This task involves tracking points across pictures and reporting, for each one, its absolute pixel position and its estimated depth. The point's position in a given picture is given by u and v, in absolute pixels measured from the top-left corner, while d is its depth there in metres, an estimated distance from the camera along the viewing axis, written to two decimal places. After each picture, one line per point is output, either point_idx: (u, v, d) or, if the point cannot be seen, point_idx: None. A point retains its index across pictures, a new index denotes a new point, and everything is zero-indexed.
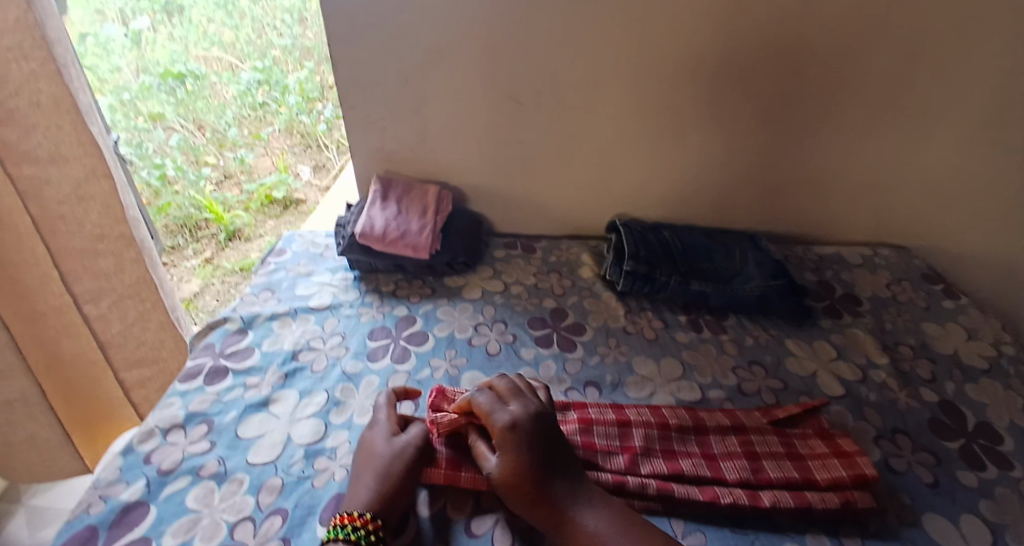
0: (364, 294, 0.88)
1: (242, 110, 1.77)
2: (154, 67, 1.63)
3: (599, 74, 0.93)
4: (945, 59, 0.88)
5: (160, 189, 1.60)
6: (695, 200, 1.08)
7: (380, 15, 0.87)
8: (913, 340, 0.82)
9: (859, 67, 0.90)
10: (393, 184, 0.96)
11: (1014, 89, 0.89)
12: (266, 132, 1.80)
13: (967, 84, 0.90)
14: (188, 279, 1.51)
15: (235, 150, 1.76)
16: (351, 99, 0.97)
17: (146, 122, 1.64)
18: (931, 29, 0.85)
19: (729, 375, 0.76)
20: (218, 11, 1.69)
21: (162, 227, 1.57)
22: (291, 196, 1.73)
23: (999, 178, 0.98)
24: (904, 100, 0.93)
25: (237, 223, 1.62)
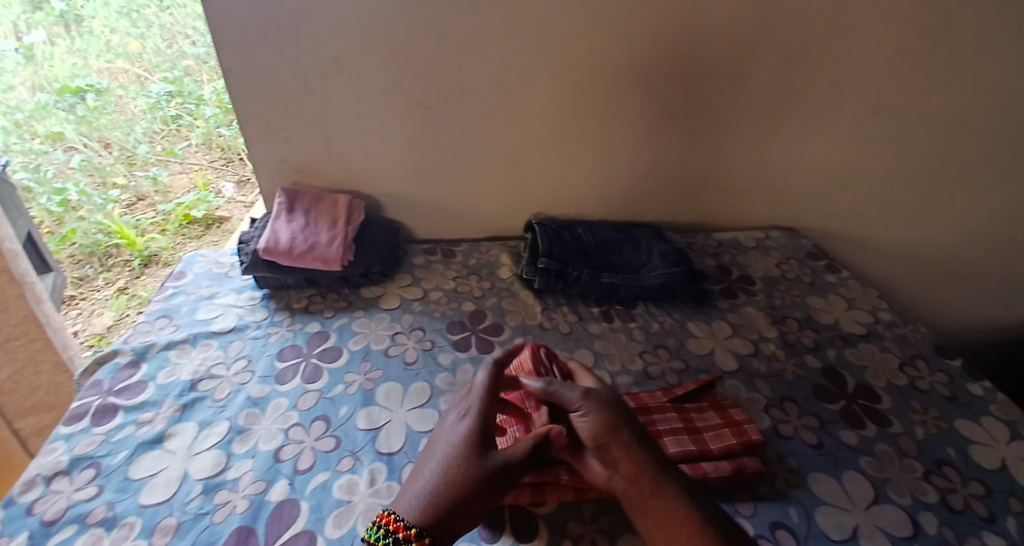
0: (273, 313, 0.86)
1: (153, 124, 1.66)
2: (51, 83, 1.53)
3: (504, 78, 0.95)
4: (813, 56, 0.97)
5: (63, 216, 1.46)
6: (607, 196, 1.13)
7: (273, 24, 0.84)
8: (799, 313, 0.89)
9: (743, 65, 0.97)
10: (299, 196, 0.94)
11: (871, 82, 0.99)
12: (181, 148, 1.68)
13: (835, 77, 0.99)
14: (100, 312, 1.38)
15: (147, 168, 1.62)
16: (249, 109, 0.93)
17: (44, 142, 1.52)
18: (800, 28, 0.93)
19: (637, 360, 0.80)
20: (121, 19, 1.61)
21: (68, 257, 1.44)
22: (213, 215, 1.59)
23: (866, 161, 1.10)
24: (784, 94, 1.01)
25: (153, 247, 1.49)
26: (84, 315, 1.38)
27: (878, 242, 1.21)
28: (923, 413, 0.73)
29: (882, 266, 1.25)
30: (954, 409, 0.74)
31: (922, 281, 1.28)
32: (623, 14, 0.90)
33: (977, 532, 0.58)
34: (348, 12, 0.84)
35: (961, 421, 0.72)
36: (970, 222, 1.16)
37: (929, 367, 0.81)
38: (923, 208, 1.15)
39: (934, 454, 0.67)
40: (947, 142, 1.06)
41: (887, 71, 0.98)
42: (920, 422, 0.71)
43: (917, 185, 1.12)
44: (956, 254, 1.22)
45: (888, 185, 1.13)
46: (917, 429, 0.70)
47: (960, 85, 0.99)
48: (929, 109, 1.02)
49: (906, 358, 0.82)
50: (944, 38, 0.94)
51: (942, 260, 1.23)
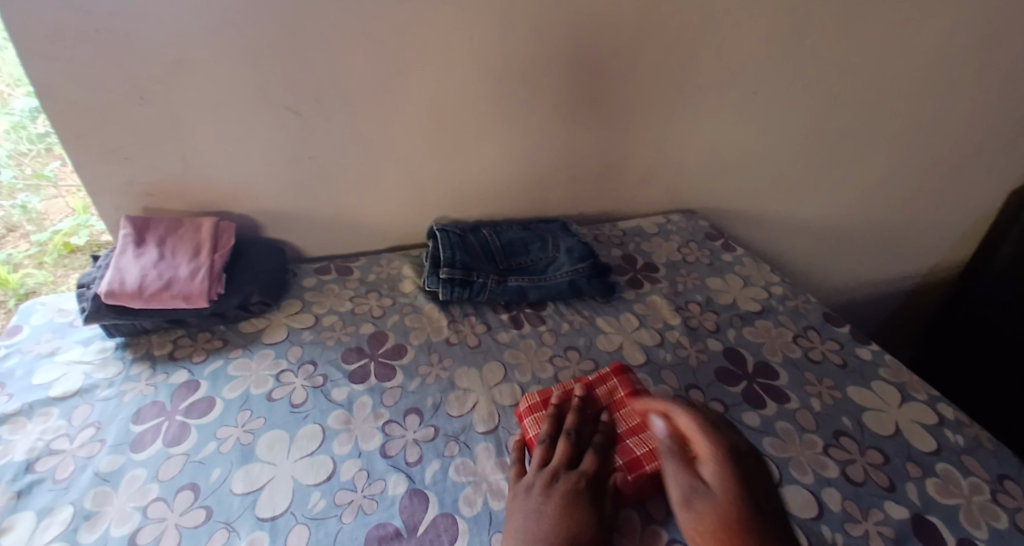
0: (130, 365, 0.74)
1: (18, 144, 1.17)
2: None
3: (382, 76, 0.87)
4: (692, 39, 0.97)
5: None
6: (510, 195, 1.10)
7: (87, 29, 0.71)
8: (700, 297, 0.90)
9: (630, 51, 0.95)
10: (150, 224, 0.81)
11: (747, 62, 1.02)
12: (53, 168, 1.21)
13: (717, 59, 1.00)
14: None
15: (13, 196, 1.23)
16: (77, 127, 0.79)
17: None
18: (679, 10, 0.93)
19: (546, 367, 0.77)
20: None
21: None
22: (99, 242, 1.28)
23: (751, 139, 1.14)
24: (672, 78, 1.01)
25: (31, 284, 1.23)
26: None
27: (770, 215, 1.28)
28: (818, 385, 0.76)
29: (776, 237, 1.32)
30: (846, 376, 0.77)
31: (811, 249, 1.36)
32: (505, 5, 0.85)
33: (878, 502, 0.60)
34: (185, 9, 0.73)
35: (852, 388, 0.75)
36: (843, 189, 1.26)
37: (820, 336, 0.84)
38: (804, 180, 1.23)
39: (832, 426, 0.69)
40: (818, 115, 1.12)
41: (760, 51, 1.01)
42: (816, 395, 0.74)
43: (797, 159, 1.19)
44: (836, 220, 1.31)
45: (773, 159, 1.18)
46: (814, 402, 0.73)
47: (824, 60, 1.04)
48: (797, 84, 1.07)
49: (800, 330, 0.85)
50: (807, 16, 0.98)
51: (825, 226, 1.32)
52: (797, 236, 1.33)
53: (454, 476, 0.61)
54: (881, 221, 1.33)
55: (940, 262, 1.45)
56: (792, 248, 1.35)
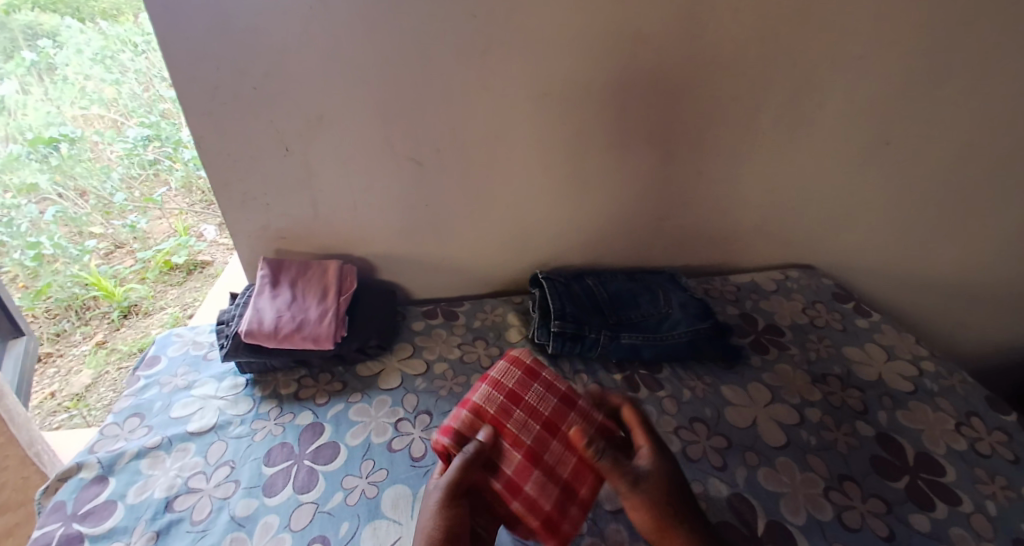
0: (259, 404, 0.77)
1: (130, 169, 1.51)
2: (22, 133, 1.31)
3: (501, 128, 0.88)
4: (822, 90, 0.92)
5: (36, 270, 1.35)
6: (616, 245, 1.07)
7: (248, 87, 0.77)
8: (838, 369, 0.83)
9: (750, 102, 0.92)
10: (283, 267, 0.86)
11: (882, 114, 0.95)
12: (160, 194, 1.56)
13: (846, 110, 0.95)
14: (78, 371, 1.30)
15: (124, 217, 1.51)
16: (226, 176, 0.85)
17: (14, 196, 1.33)
18: (807, 60, 0.89)
19: (673, 439, 0.71)
20: (95, 66, 1.39)
21: (42, 313, 1.36)
22: (194, 259, 1.54)
23: (880, 194, 1.05)
24: (793, 130, 0.96)
25: (133, 296, 1.43)
26: (61, 373, 1.30)
27: (894, 274, 1.17)
28: (990, 483, 0.66)
29: (899, 297, 1.21)
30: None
31: (943, 310, 1.23)
32: (628, 60, 0.85)
33: None
34: (331, 69, 0.77)
35: None
36: (987, 248, 1.13)
37: (986, 425, 0.74)
38: (939, 238, 1.11)
39: (1011, 534, 0.60)
40: (961, 169, 1.02)
41: (898, 102, 0.94)
42: (990, 496, 0.64)
43: (932, 216, 1.08)
44: (976, 281, 1.18)
45: (903, 215, 1.08)
46: (989, 505, 0.63)
47: (971, 112, 0.95)
48: (939, 137, 0.98)
49: (961, 417, 0.75)
50: (953, 66, 0.90)
51: (962, 288, 1.19)
52: (924, 296, 1.21)
53: None
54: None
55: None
56: (916, 309, 1.23)
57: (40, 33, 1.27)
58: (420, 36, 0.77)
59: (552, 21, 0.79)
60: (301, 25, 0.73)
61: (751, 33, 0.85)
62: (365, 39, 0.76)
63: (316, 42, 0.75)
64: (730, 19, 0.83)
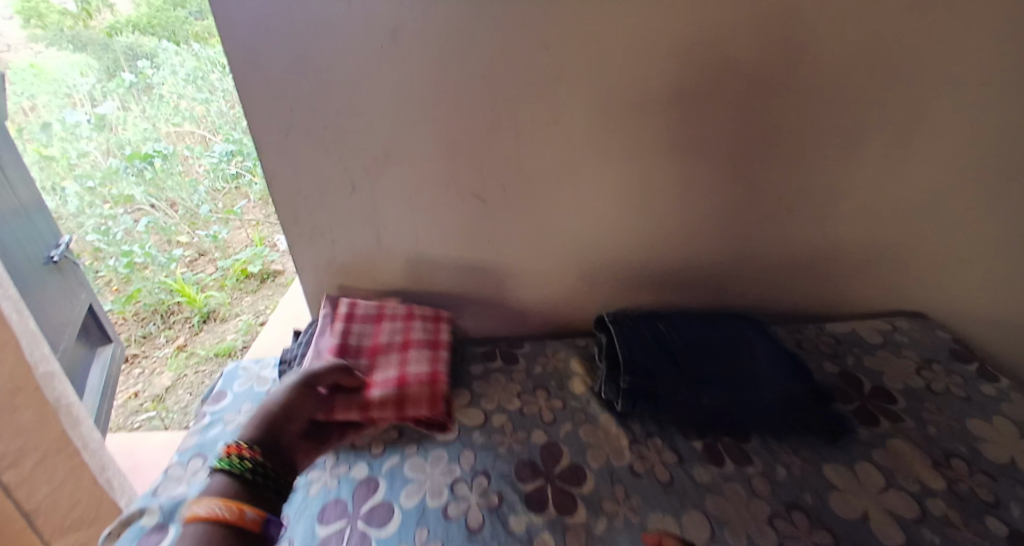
0: None
1: (215, 183, 1.61)
2: (121, 148, 1.45)
3: (573, 165, 0.82)
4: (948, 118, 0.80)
5: (129, 276, 1.44)
6: (693, 285, 0.97)
7: (318, 127, 0.76)
8: (963, 449, 0.73)
9: (859, 133, 0.81)
10: (360, 318, 0.87)
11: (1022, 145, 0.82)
12: (240, 206, 1.63)
13: (975, 139, 0.82)
14: (160, 372, 1.34)
15: (209, 228, 1.59)
16: (294, 213, 0.84)
17: (112, 206, 1.46)
18: (927, 85, 0.77)
19: (769, 531, 0.62)
20: (187, 86, 1.50)
21: (132, 315, 1.44)
22: (269, 268, 1.59)
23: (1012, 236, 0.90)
24: (909, 162, 0.84)
25: (212, 303, 1.46)
26: (145, 374, 1.35)
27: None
28: None
29: None
30: None
31: None
32: (718, 90, 0.77)
33: None
34: (401, 107, 0.75)
35: None
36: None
37: None
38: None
39: None
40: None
41: None
42: None
43: None
44: None
45: None
46: None
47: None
48: None
49: None
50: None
51: None
52: None
53: None
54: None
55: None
56: None
57: (140, 54, 1.40)
58: (492, 73, 0.73)
59: (635, 51, 0.73)
60: (374, 66, 0.71)
61: (863, 59, 0.75)
62: (437, 77, 0.73)
63: (387, 82, 0.73)
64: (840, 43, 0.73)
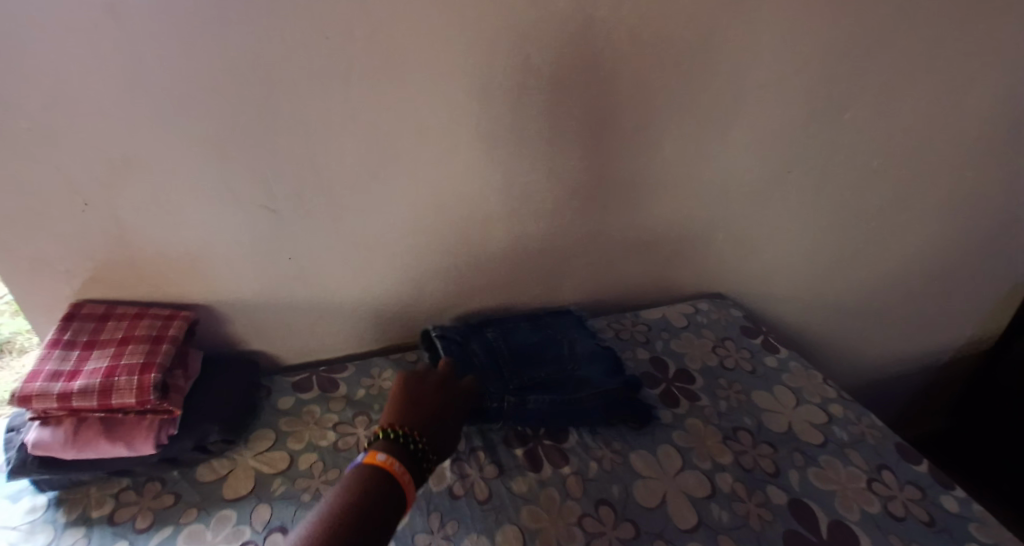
0: (58, 533, 0.60)
1: None
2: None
3: (372, 166, 0.74)
4: (728, 114, 0.86)
5: None
6: (523, 285, 0.96)
7: (19, 127, 0.59)
8: (749, 421, 0.78)
9: (657, 128, 0.84)
10: (81, 318, 0.71)
11: (787, 141, 0.92)
12: None
13: (753, 131, 0.89)
14: None
15: None
16: (6, 240, 0.66)
17: None
18: (712, 81, 0.82)
19: (576, 533, 0.62)
20: None
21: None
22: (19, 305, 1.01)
23: (787, 218, 1.03)
24: (702, 155, 0.89)
25: None
26: None
27: (804, 295, 1.16)
28: None
29: (810, 317, 1.20)
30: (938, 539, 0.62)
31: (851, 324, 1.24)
32: (518, 84, 0.73)
33: None
34: (134, 105, 0.61)
35: None
36: (894, 257, 1.14)
37: (898, 479, 0.69)
38: (851, 251, 1.11)
39: None
40: (870, 182, 1.01)
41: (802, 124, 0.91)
42: None
43: (837, 236, 1.08)
44: (875, 295, 1.20)
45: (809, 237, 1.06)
46: None
47: (877, 121, 0.93)
48: (842, 157, 0.96)
49: (873, 471, 0.70)
50: (854, 79, 0.87)
51: (862, 304, 1.21)
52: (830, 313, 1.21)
53: None
54: (931, 285, 1.22)
55: (993, 316, 1.36)
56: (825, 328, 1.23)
57: None
58: (252, 60, 0.61)
59: (422, 39, 0.66)
60: (81, 47, 0.56)
61: (650, 57, 0.77)
62: (177, 65, 0.60)
63: (107, 71, 0.58)
64: (629, 37, 0.74)
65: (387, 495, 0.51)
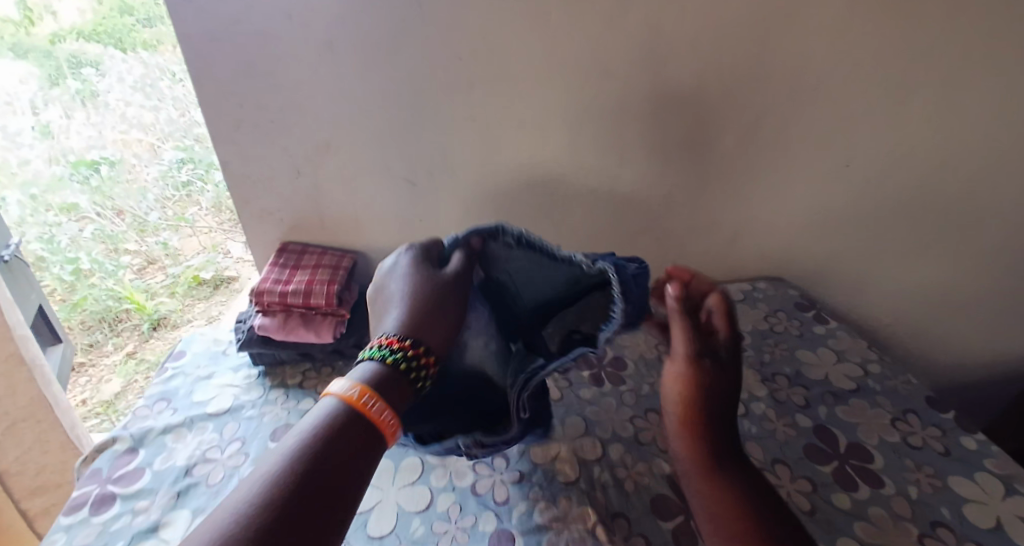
0: (268, 391, 0.88)
1: (165, 191, 1.55)
2: (66, 157, 1.47)
3: (486, 154, 0.94)
4: (813, 113, 0.89)
5: (75, 283, 1.55)
6: (601, 266, 1.08)
7: (266, 120, 0.90)
8: (788, 369, 0.90)
9: (739, 127, 0.90)
10: (288, 252, 1.01)
11: (887, 147, 0.91)
12: (192, 214, 1.58)
13: (845, 130, 0.90)
14: (110, 378, 1.53)
15: (158, 234, 1.59)
16: (245, 196, 0.98)
17: (56, 214, 1.50)
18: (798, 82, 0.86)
19: (628, 427, 0.79)
20: (136, 93, 1.42)
21: (80, 324, 1.56)
22: (221, 275, 1.63)
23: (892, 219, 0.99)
24: (785, 157, 0.94)
25: (162, 310, 1.57)
26: (94, 381, 1.54)
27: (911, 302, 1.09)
28: (915, 471, 0.73)
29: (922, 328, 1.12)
30: (948, 465, 0.74)
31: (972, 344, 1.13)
32: (606, 88, 0.87)
33: None
34: (334, 105, 0.89)
35: (956, 478, 0.72)
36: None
37: (921, 421, 0.80)
38: (969, 264, 1.02)
39: (932, 516, 0.67)
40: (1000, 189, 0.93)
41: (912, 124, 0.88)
42: (914, 482, 0.71)
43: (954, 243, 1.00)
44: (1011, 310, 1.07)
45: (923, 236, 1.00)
46: (912, 490, 0.70)
47: (1008, 125, 0.86)
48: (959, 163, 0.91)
49: (898, 413, 0.82)
50: (969, 88, 0.84)
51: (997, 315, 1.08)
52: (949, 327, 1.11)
53: (539, 518, 0.66)
54: None
55: None
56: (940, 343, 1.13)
57: (84, 64, 1.40)
58: (409, 75, 0.86)
59: (527, 55, 0.84)
60: (307, 68, 0.85)
61: (728, 64, 0.84)
62: (363, 79, 0.86)
63: (321, 83, 0.87)
64: (708, 51, 0.83)
65: (360, 434, 0.46)
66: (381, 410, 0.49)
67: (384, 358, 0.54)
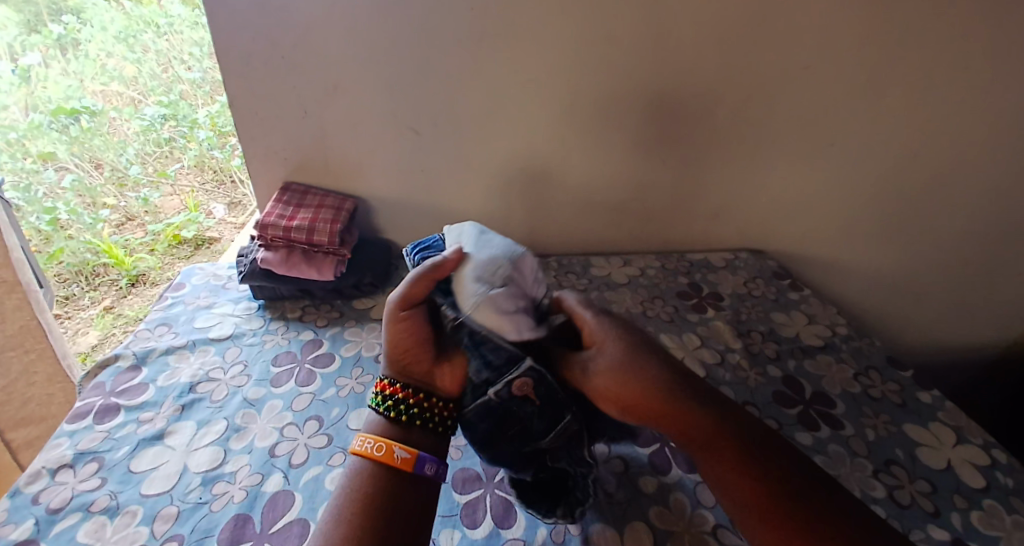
0: (268, 322, 0.93)
1: (145, 146, 1.59)
2: (45, 103, 1.38)
3: (490, 108, 0.96)
4: (809, 87, 0.92)
5: (50, 235, 1.41)
6: (593, 226, 1.12)
7: (277, 56, 0.91)
8: (763, 327, 0.97)
9: (737, 96, 0.93)
10: (291, 192, 1.04)
11: (876, 124, 0.95)
12: (173, 169, 1.64)
13: (837, 106, 0.94)
14: (85, 332, 1.40)
15: (137, 189, 1.59)
16: (251, 132, 1.00)
17: (34, 162, 1.40)
18: (797, 56, 0.89)
19: None
20: (117, 44, 1.50)
21: (53, 275, 1.43)
22: (202, 235, 1.59)
23: (872, 198, 1.04)
24: (777, 130, 0.97)
25: (141, 266, 1.50)
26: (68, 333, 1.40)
27: (885, 278, 1.15)
28: (874, 418, 0.79)
29: (892, 304, 1.18)
30: (904, 415, 0.80)
31: (939, 320, 1.19)
32: (612, 47, 0.89)
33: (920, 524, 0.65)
34: (343, 46, 0.90)
35: (910, 426, 0.79)
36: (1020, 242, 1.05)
37: (881, 377, 0.87)
38: (941, 242, 1.07)
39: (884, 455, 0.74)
40: (973, 174, 0.98)
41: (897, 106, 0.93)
42: (871, 426, 0.78)
43: (929, 224, 1.05)
44: (975, 290, 1.13)
45: (899, 215, 1.05)
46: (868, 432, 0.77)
47: (985, 111, 0.91)
48: (938, 145, 0.96)
49: (861, 369, 0.89)
50: (954, 72, 0.88)
51: (962, 295, 1.14)
52: (917, 301, 1.17)
53: None
54: None
55: None
56: (907, 318, 1.20)
57: (65, 9, 1.37)
58: (420, 22, 0.87)
59: (537, 10, 0.86)
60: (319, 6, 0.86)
61: (730, 33, 0.87)
62: (375, 22, 0.87)
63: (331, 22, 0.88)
64: (711, 19, 0.86)
65: (379, 477, 0.52)
66: (382, 448, 0.54)
67: (379, 408, 0.57)
